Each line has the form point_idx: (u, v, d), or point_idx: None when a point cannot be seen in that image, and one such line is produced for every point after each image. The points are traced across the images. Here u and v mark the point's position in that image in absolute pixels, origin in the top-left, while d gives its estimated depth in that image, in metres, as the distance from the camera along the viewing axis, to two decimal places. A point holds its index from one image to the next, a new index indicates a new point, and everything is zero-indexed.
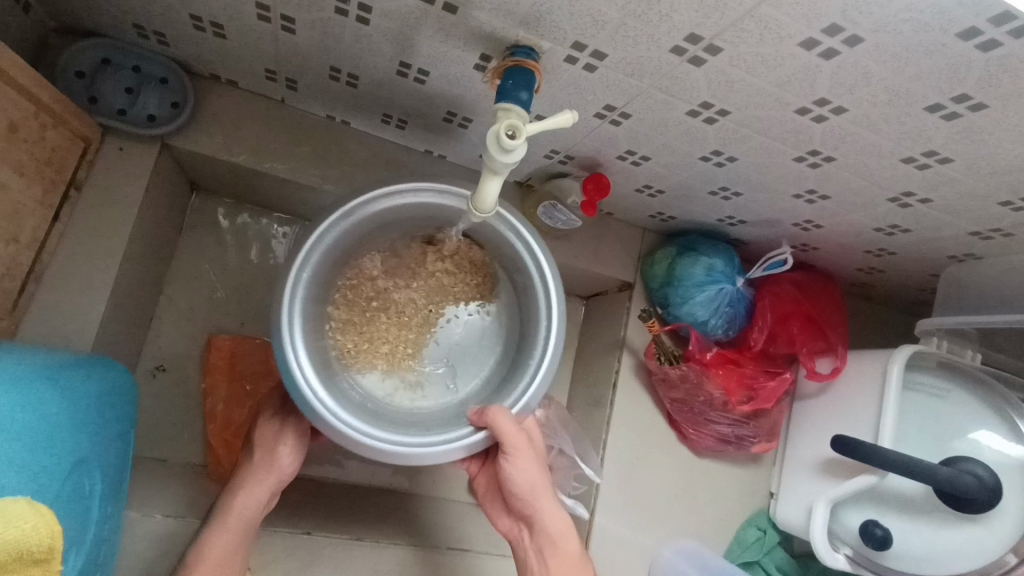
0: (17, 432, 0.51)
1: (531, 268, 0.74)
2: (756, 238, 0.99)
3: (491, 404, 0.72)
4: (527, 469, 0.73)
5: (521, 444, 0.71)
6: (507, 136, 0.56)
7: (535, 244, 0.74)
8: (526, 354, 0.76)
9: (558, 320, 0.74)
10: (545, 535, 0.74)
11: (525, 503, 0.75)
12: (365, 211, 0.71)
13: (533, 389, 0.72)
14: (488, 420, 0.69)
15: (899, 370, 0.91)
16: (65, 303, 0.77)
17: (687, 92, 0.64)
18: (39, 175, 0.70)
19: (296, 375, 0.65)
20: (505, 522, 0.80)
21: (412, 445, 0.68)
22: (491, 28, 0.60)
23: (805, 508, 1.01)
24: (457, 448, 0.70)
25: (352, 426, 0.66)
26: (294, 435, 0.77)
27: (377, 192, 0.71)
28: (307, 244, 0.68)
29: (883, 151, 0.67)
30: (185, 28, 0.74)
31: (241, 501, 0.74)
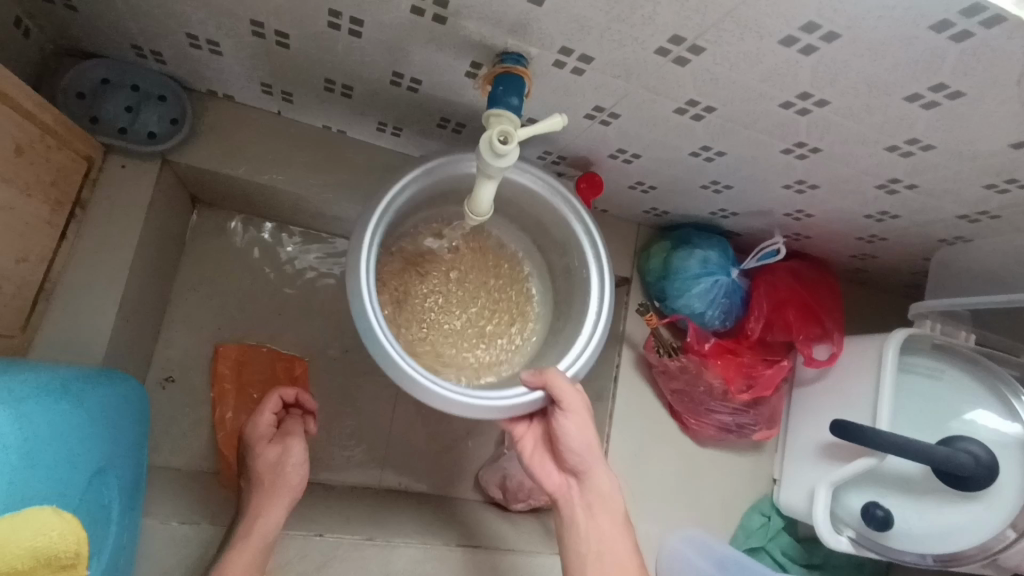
0: (34, 447, 0.53)
1: (584, 243, 0.78)
2: (749, 230, 1.01)
3: (548, 366, 0.73)
4: (582, 429, 0.73)
5: (579, 403, 0.72)
6: (499, 142, 0.58)
7: (590, 223, 0.78)
8: (578, 318, 0.78)
9: (609, 272, 0.77)
10: (594, 492, 0.75)
11: (578, 460, 0.74)
12: (422, 179, 0.74)
13: (593, 348, 0.74)
14: (546, 379, 0.71)
15: (894, 353, 0.93)
16: (75, 320, 0.79)
17: (673, 90, 0.65)
18: (45, 196, 0.72)
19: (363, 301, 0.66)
20: (553, 480, 0.77)
21: (491, 399, 0.70)
22: (480, 36, 0.62)
23: (807, 491, 1.03)
24: (500, 407, 0.71)
25: (437, 385, 0.68)
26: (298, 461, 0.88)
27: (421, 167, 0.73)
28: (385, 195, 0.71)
29: (868, 141, 0.69)
30: (182, 46, 0.76)
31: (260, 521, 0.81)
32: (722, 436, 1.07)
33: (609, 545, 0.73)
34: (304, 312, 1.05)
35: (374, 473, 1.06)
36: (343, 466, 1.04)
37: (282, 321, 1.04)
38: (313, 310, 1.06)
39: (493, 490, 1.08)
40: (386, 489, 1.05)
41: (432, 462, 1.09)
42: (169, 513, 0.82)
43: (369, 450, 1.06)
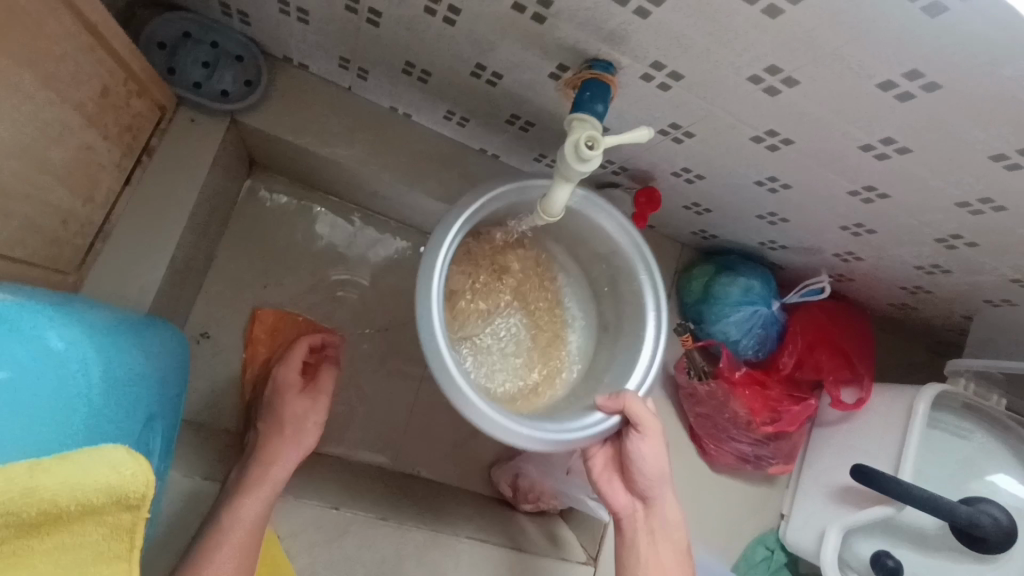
0: (94, 384, 0.54)
1: (648, 293, 0.78)
2: (794, 265, 1.01)
3: (625, 389, 0.74)
4: (656, 455, 0.74)
5: (657, 428, 0.73)
6: (585, 145, 0.58)
7: (660, 281, 0.77)
8: (631, 345, 0.79)
9: (666, 304, 0.77)
10: (663, 520, 0.75)
11: (647, 486, 0.75)
12: (497, 203, 0.73)
13: (650, 376, 0.76)
14: (625, 404, 0.73)
15: (926, 407, 0.92)
16: (127, 265, 0.80)
17: (755, 118, 0.66)
18: (119, 141, 0.73)
19: (432, 309, 0.66)
20: (620, 499, 0.77)
21: (545, 435, 0.70)
22: (575, 40, 0.62)
23: (817, 531, 1.03)
24: (547, 443, 0.70)
25: (524, 430, 0.69)
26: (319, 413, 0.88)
27: (473, 202, 0.71)
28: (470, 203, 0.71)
29: (939, 193, 0.69)
30: (271, 11, 0.76)
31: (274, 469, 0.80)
32: (738, 465, 1.07)
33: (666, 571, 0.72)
34: (342, 286, 1.06)
35: (390, 455, 1.07)
36: (360, 442, 1.05)
37: (319, 292, 1.05)
38: (349, 285, 1.07)
39: (503, 486, 1.08)
40: (398, 471, 1.06)
41: (447, 451, 1.10)
42: (193, 467, 0.83)
43: (387, 432, 1.07)
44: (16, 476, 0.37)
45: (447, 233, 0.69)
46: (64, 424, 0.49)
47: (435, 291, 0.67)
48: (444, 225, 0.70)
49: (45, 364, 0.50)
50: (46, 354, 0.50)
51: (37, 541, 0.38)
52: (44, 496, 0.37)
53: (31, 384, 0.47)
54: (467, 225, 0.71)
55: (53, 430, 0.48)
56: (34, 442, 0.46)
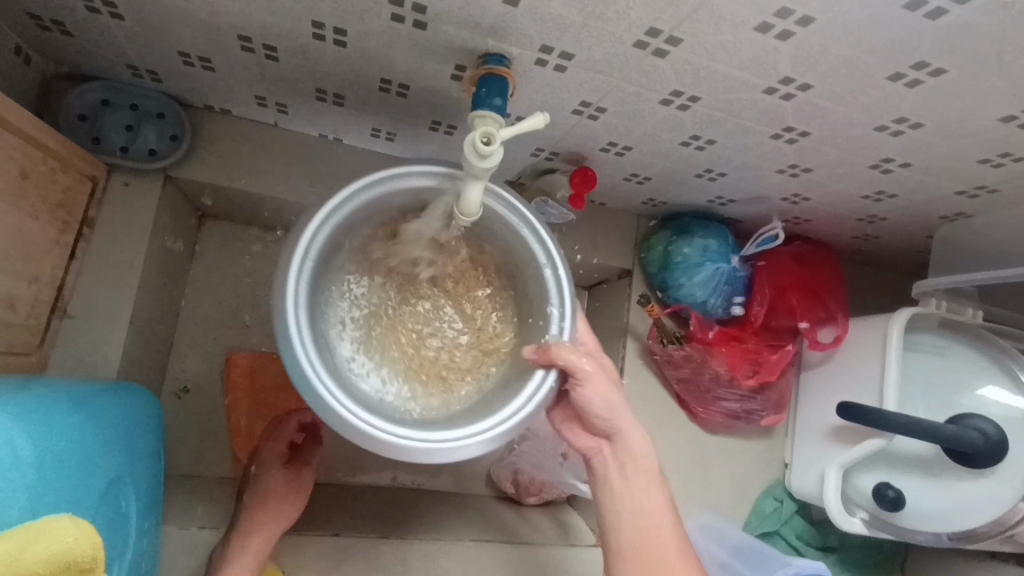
0: (58, 456, 0.55)
1: (539, 251, 0.72)
2: (748, 216, 1.00)
3: (549, 339, 0.70)
4: (604, 390, 0.70)
5: (592, 369, 0.69)
6: (482, 142, 0.58)
7: (545, 235, 0.71)
8: (541, 309, 0.74)
9: (562, 258, 0.71)
10: (629, 453, 0.73)
11: (607, 423, 0.72)
12: (355, 199, 0.67)
13: (566, 323, 0.71)
14: (552, 356, 0.68)
15: (898, 331, 0.92)
16: (89, 336, 0.82)
17: (657, 82, 0.66)
18: (52, 218, 0.75)
19: (291, 337, 0.62)
20: (584, 441, 0.75)
21: (450, 440, 0.65)
22: (461, 40, 0.63)
23: (817, 475, 1.03)
24: (467, 446, 0.65)
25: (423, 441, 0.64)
26: (302, 489, 0.89)
27: (321, 212, 0.65)
28: (301, 241, 0.64)
29: (856, 121, 0.68)
30: (176, 65, 0.77)
31: (257, 540, 0.81)
32: (730, 423, 1.08)
33: (647, 504, 0.72)
34: None
35: (388, 471, 1.08)
36: (355, 467, 1.07)
37: None
38: None
39: (506, 484, 1.10)
40: (398, 488, 1.07)
41: (444, 458, 1.12)
42: (188, 520, 0.84)
43: (382, 450, 1.09)
44: None
45: (292, 264, 0.62)
46: (11, 498, 0.48)
47: (292, 315, 0.62)
48: (294, 243, 0.64)
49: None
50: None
51: None
52: None
53: None
54: (325, 231, 0.65)
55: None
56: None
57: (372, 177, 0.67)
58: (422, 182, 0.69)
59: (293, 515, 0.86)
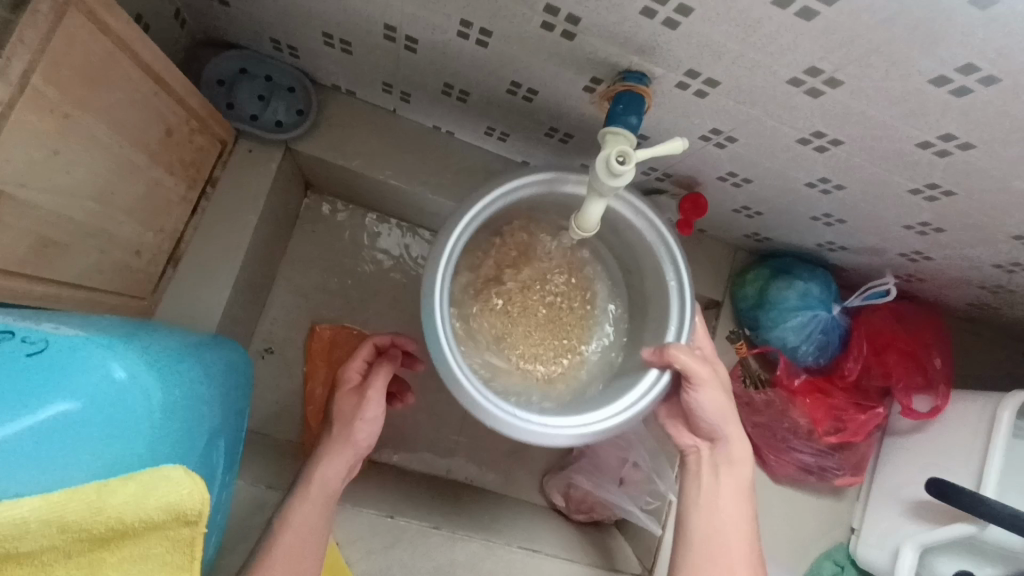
0: (183, 405, 0.57)
1: (668, 270, 0.73)
2: (857, 266, 0.95)
3: (668, 342, 0.71)
4: (716, 398, 0.70)
5: (708, 376, 0.69)
6: (616, 161, 0.57)
7: (681, 261, 0.72)
8: (659, 315, 0.75)
9: (688, 272, 0.72)
10: (726, 456, 0.72)
11: (712, 428, 0.72)
12: (526, 190, 0.70)
13: (685, 327, 0.72)
14: (668, 357, 0.68)
15: (1009, 418, 0.85)
16: (197, 289, 0.86)
17: (800, 120, 0.63)
18: (183, 174, 0.79)
19: (435, 298, 0.65)
20: (685, 439, 0.76)
21: (564, 424, 0.68)
22: (605, 54, 0.62)
23: (891, 550, 0.97)
24: (573, 433, 0.68)
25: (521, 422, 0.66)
26: (374, 412, 0.81)
27: (466, 214, 0.67)
28: (467, 214, 0.67)
29: (1011, 188, 0.64)
30: (316, 43, 0.80)
31: (324, 471, 0.78)
32: (800, 477, 1.02)
33: (728, 508, 0.71)
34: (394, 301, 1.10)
35: (445, 462, 1.10)
36: (414, 452, 1.09)
37: (374, 307, 1.09)
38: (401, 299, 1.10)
39: (557, 497, 1.09)
40: (450, 480, 1.08)
41: (498, 458, 1.12)
42: (258, 477, 0.87)
43: (442, 441, 1.10)
44: (85, 494, 0.40)
45: (460, 225, 0.66)
46: (140, 442, 0.50)
47: (439, 280, 0.66)
48: (455, 221, 0.66)
49: (118, 397, 0.49)
50: (119, 382, 0.49)
51: (108, 555, 0.42)
52: (113, 514, 0.40)
53: (111, 417, 0.48)
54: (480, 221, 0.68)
55: (133, 450, 0.49)
56: (118, 467, 0.47)
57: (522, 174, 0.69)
58: (572, 188, 0.72)
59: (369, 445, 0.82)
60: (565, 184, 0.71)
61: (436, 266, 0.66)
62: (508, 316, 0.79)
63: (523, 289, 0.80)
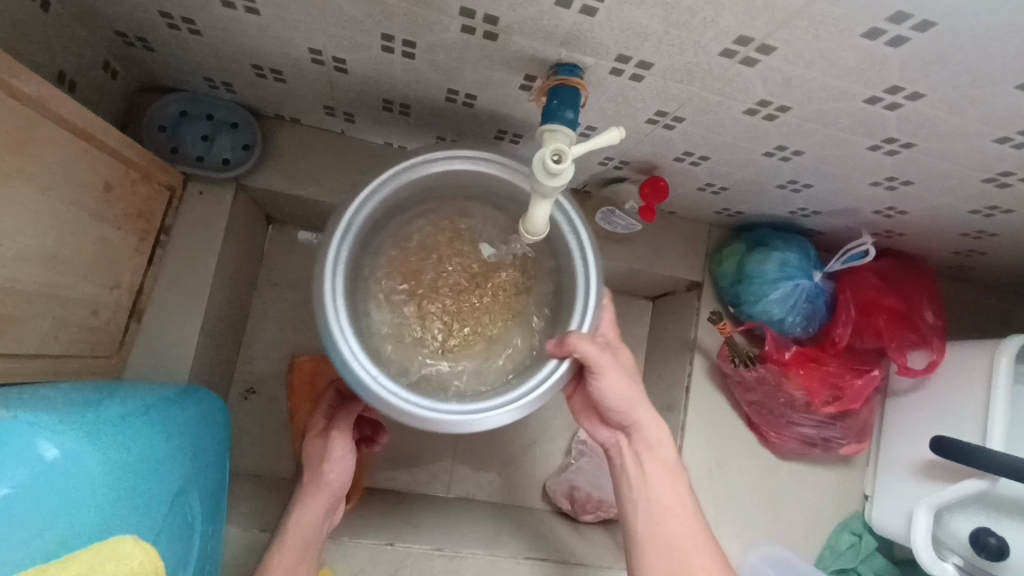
0: (118, 470, 0.54)
1: (571, 243, 0.68)
2: (834, 229, 0.93)
3: (569, 331, 0.67)
4: (620, 385, 0.68)
5: (608, 364, 0.66)
6: (552, 160, 0.54)
7: (581, 236, 0.68)
8: (569, 290, 0.70)
9: (591, 246, 0.67)
10: (642, 441, 0.72)
11: (622, 415, 0.71)
12: (394, 186, 0.67)
13: (589, 313, 0.67)
14: (567, 348, 0.65)
15: (1009, 364, 0.83)
16: (164, 340, 0.85)
17: (742, 91, 0.61)
18: (132, 226, 0.77)
19: (327, 302, 0.63)
20: (602, 433, 0.76)
21: (474, 410, 0.64)
22: (533, 50, 0.60)
23: (905, 513, 0.94)
24: (490, 412, 0.64)
25: (426, 408, 0.62)
26: (341, 450, 0.81)
27: (337, 224, 0.64)
28: (351, 208, 0.65)
29: (971, 132, 0.61)
30: (248, 76, 0.78)
31: (299, 519, 0.78)
32: (805, 450, 0.99)
33: (661, 493, 0.71)
34: None
35: (444, 479, 1.08)
36: (412, 473, 1.07)
37: None
38: None
39: (562, 501, 1.07)
40: (452, 498, 1.06)
41: (499, 468, 1.11)
42: (250, 521, 0.86)
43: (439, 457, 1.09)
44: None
45: (336, 231, 0.63)
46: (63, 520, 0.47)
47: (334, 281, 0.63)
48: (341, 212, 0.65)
49: (45, 476, 0.47)
50: (51, 462, 0.48)
51: None
52: None
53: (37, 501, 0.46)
54: (368, 208, 0.66)
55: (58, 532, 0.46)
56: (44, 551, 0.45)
57: (381, 174, 0.66)
58: (451, 170, 0.69)
59: (345, 485, 0.82)
60: (442, 164, 0.68)
61: (327, 267, 0.64)
62: (420, 313, 0.73)
63: (429, 285, 0.74)
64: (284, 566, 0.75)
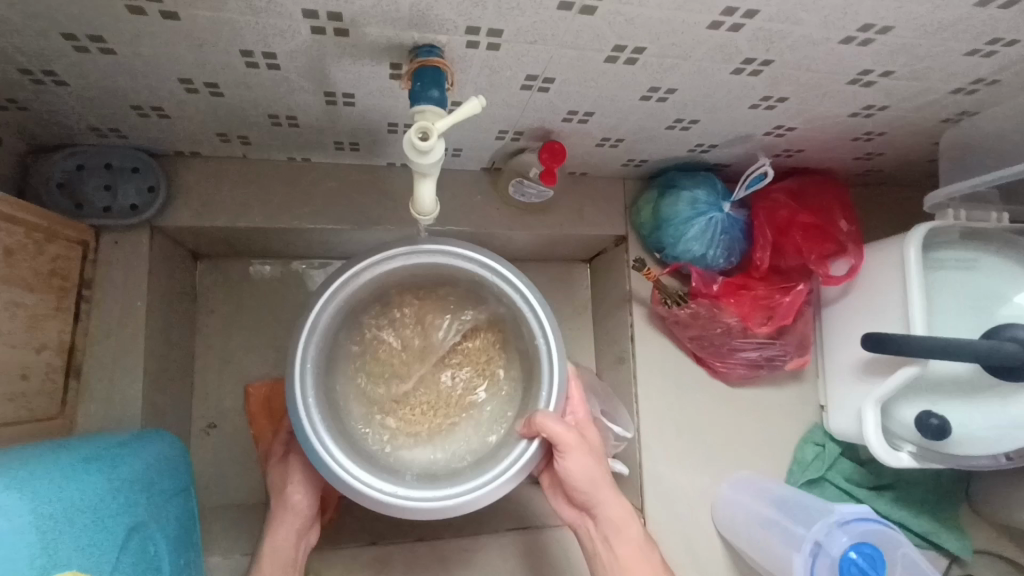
0: (72, 514, 0.56)
1: (532, 324, 0.76)
2: (736, 158, 0.96)
3: (536, 411, 0.74)
4: (584, 466, 0.75)
5: (574, 442, 0.73)
6: (417, 140, 0.57)
7: (527, 295, 0.75)
8: (537, 377, 0.79)
9: (551, 329, 0.75)
10: (608, 522, 0.77)
11: (588, 496, 0.77)
12: (352, 287, 0.74)
13: (555, 387, 0.75)
14: (537, 426, 0.72)
15: (916, 252, 0.86)
16: (106, 392, 0.85)
17: (595, 41, 0.63)
18: (47, 287, 0.78)
19: (302, 419, 0.71)
20: (568, 512, 0.81)
21: (463, 490, 0.72)
22: (387, 38, 0.61)
23: (855, 414, 0.98)
24: (480, 496, 0.72)
25: (410, 499, 0.71)
26: (299, 473, 0.82)
27: (302, 334, 0.72)
28: (309, 326, 0.72)
29: (818, 37, 0.64)
30: (131, 117, 0.78)
31: (272, 543, 0.80)
32: (753, 374, 1.03)
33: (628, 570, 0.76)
34: None
35: None
36: None
37: None
38: None
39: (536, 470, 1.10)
40: None
41: None
42: None
43: None
44: None
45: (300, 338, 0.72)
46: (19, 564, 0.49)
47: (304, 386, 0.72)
48: (305, 319, 0.73)
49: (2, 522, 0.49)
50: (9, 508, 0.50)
51: None
52: None
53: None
54: (329, 311, 0.73)
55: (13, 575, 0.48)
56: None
57: (339, 279, 0.73)
58: (400, 264, 0.75)
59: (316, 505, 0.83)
60: (394, 261, 0.75)
61: (294, 373, 0.72)
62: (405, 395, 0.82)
63: (412, 367, 0.82)
64: None
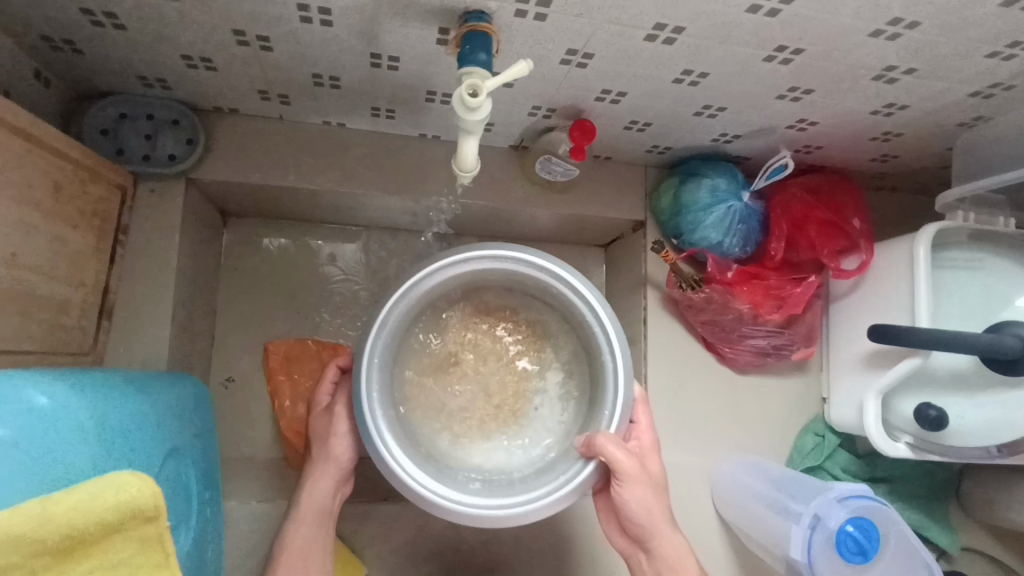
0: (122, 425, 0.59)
1: (601, 339, 0.76)
2: (757, 151, 0.99)
3: (596, 432, 0.75)
4: (641, 496, 0.76)
5: (633, 471, 0.74)
6: (466, 95, 0.62)
7: (599, 312, 0.76)
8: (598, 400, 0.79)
9: (620, 345, 0.75)
10: (661, 557, 0.79)
11: (644, 529, 0.78)
12: (423, 288, 0.76)
13: (619, 408, 0.75)
14: (598, 450, 0.73)
15: (926, 250, 0.90)
16: (136, 335, 0.88)
17: (638, 18, 0.66)
18: (88, 226, 0.80)
19: (366, 411, 0.73)
20: (621, 542, 0.83)
21: (519, 503, 0.73)
22: (440, 1, 0.64)
23: (856, 405, 1.01)
24: (539, 506, 0.73)
25: (469, 505, 0.72)
26: (344, 426, 0.83)
27: (372, 328, 0.74)
28: (379, 320, 0.74)
29: (849, 28, 0.67)
30: (179, 68, 0.81)
31: (310, 492, 0.84)
32: (760, 361, 1.06)
33: None
34: (337, 301, 1.11)
35: None
36: None
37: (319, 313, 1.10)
38: (345, 299, 1.12)
39: None
40: None
41: None
42: None
43: None
44: (29, 511, 0.41)
45: (372, 330, 0.73)
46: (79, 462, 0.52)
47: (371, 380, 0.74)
48: (377, 311, 0.74)
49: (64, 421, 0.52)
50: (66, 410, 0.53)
51: (77, 567, 0.44)
52: (64, 523, 0.42)
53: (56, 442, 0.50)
54: (400, 306, 0.75)
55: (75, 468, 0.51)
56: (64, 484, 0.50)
57: (409, 280, 0.75)
58: (474, 267, 0.77)
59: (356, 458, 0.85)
60: (465, 265, 0.76)
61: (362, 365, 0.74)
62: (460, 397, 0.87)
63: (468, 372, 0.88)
64: (303, 536, 0.83)
